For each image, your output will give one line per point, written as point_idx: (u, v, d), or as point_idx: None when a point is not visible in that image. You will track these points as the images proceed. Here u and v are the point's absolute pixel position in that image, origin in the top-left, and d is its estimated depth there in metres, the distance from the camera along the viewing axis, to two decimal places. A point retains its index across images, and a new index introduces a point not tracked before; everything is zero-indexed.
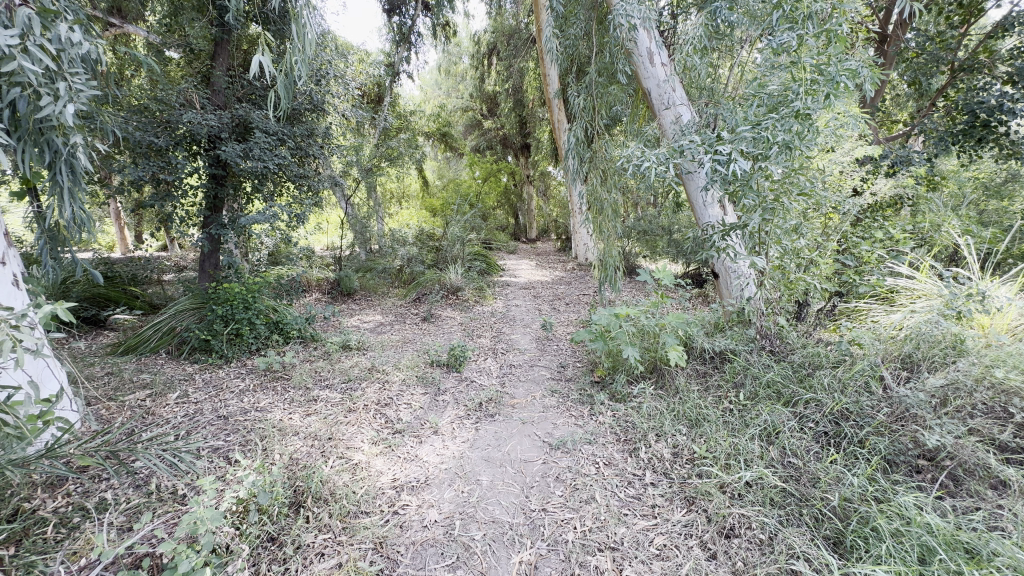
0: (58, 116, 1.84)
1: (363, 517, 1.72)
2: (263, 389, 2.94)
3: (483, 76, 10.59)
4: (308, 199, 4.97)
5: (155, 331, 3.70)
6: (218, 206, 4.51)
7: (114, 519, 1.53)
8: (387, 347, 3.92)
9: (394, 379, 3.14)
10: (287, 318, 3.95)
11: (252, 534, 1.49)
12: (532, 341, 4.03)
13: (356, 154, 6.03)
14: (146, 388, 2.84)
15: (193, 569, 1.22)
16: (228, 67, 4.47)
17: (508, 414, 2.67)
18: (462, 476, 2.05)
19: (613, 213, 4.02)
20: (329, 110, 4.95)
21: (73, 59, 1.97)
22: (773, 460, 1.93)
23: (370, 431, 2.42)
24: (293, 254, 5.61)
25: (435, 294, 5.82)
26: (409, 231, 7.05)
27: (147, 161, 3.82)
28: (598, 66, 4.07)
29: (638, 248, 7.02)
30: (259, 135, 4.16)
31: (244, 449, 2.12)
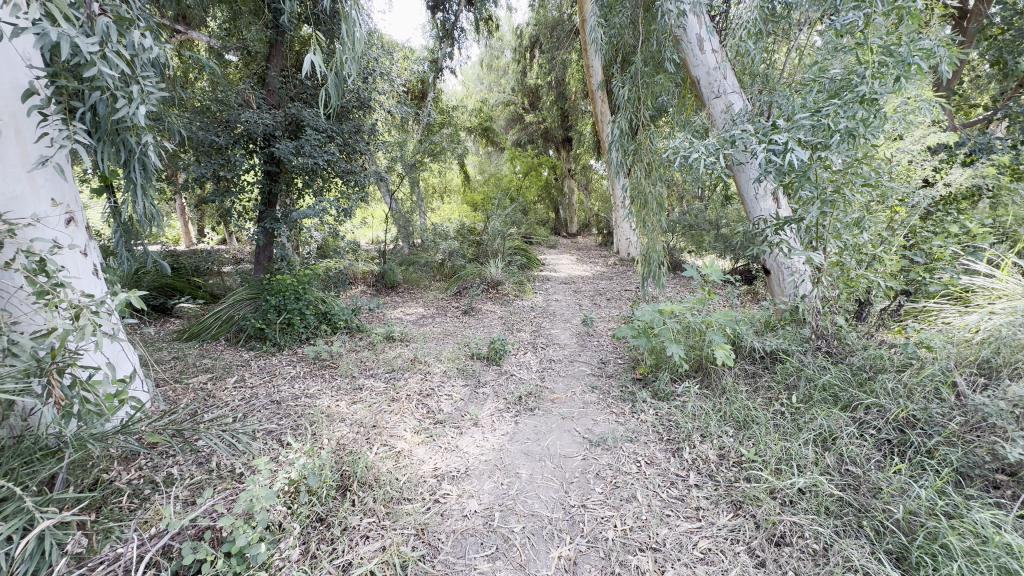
0: (132, 116, 1.98)
1: (405, 503, 1.77)
2: (312, 376, 3.08)
3: (526, 69, 10.56)
4: (355, 194, 5.13)
5: (216, 319, 3.94)
6: (273, 201, 4.74)
7: (179, 493, 1.64)
8: (429, 339, 4.01)
9: (436, 370, 3.20)
10: (335, 310, 4.09)
11: (303, 513, 1.55)
12: (572, 337, 4.00)
13: (401, 150, 6.17)
14: (208, 372, 3.04)
15: (249, 544, 1.29)
16: (282, 68, 4.67)
17: (548, 409, 2.66)
18: (502, 468, 2.07)
19: (658, 206, 3.92)
20: (375, 107, 5.08)
21: (145, 64, 2.11)
22: (829, 467, 1.83)
23: (413, 420, 2.47)
24: (341, 247, 5.81)
25: (476, 288, 5.87)
26: (451, 225, 7.14)
27: (209, 159, 4.08)
28: (644, 55, 3.96)
29: (684, 243, 6.82)
30: (310, 133, 4.33)
31: (295, 433, 2.22)
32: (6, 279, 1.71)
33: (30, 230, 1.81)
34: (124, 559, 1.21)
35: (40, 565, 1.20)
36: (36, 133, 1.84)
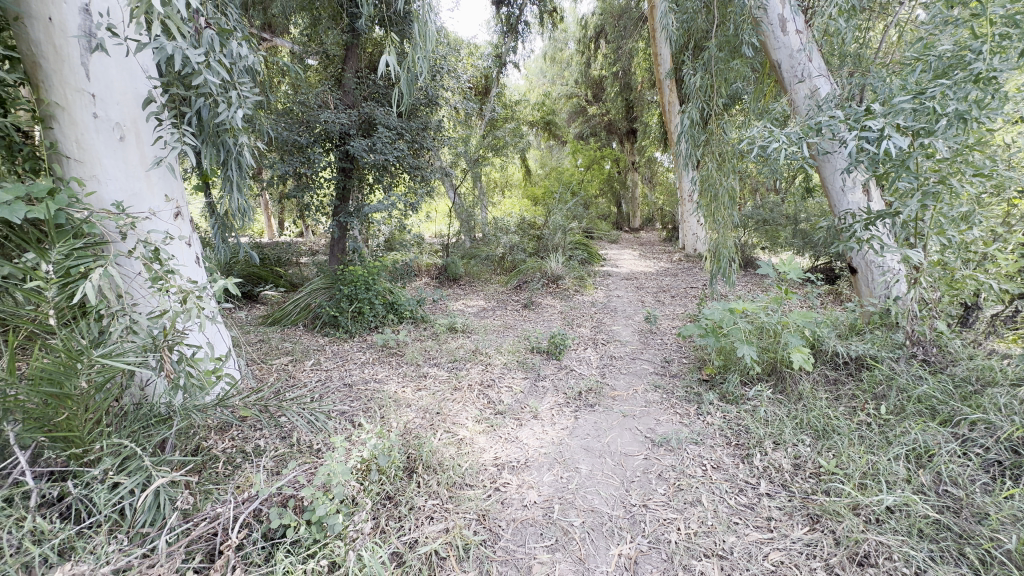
0: (230, 119, 2.18)
1: (467, 489, 1.83)
2: (380, 362, 3.25)
3: (590, 60, 10.39)
4: (422, 189, 5.32)
5: (295, 306, 4.25)
6: (347, 196, 5.02)
7: (266, 464, 1.80)
8: (490, 331, 4.08)
9: (496, 362, 3.26)
10: (401, 300, 4.27)
11: (374, 490, 1.64)
12: (634, 334, 3.91)
13: (465, 146, 6.30)
14: (288, 355, 3.29)
15: (327, 514, 1.39)
16: (357, 69, 4.92)
17: (609, 406, 2.63)
18: (561, 462, 2.07)
19: (730, 200, 3.71)
20: (441, 104, 5.22)
21: (241, 71, 2.31)
22: (923, 486, 1.66)
23: (474, 410, 2.54)
24: (407, 241, 6.05)
25: (536, 282, 5.89)
26: (512, 219, 7.21)
27: (292, 157, 4.39)
28: (719, 40, 3.76)
29: (756, 239, 6.43)
30: (382, 131, 4.54)
31: (366, 415, 2.37)
32: (128, 266, 1.95)
33: (146, 223, 2.05)
34: (223, 517, 1.33)
35: (156, 517, 1.36)
36: (152, 137, 2.07)
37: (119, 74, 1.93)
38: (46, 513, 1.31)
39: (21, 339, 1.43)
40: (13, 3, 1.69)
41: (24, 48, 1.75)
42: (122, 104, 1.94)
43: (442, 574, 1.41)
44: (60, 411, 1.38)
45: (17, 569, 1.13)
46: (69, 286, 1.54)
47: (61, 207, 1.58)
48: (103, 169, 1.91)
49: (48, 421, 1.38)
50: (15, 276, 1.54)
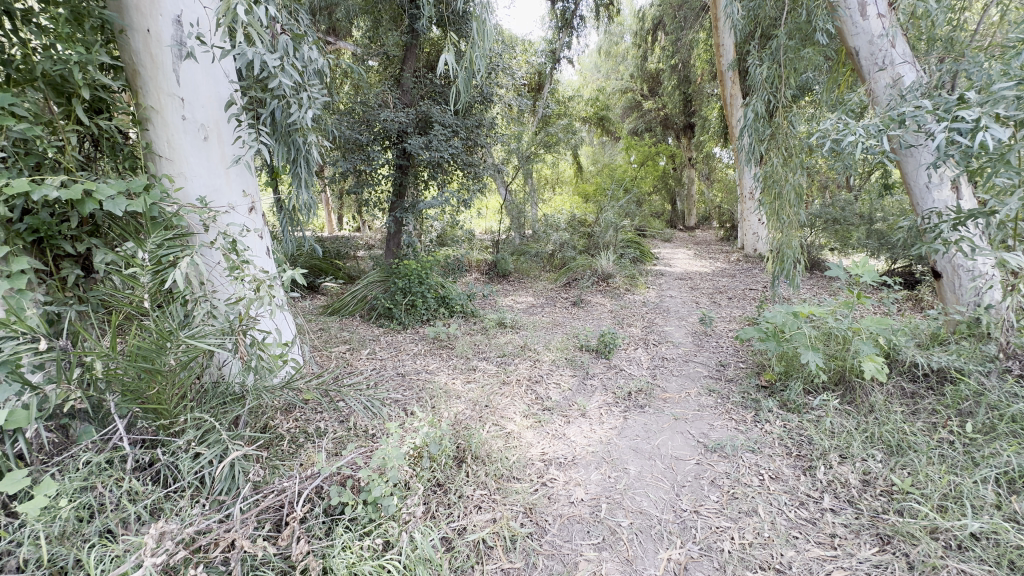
0: (300, 119, 2.31)
1: (515, 481, 1.85)
2: (432, 354, 3.35)
3: (646, 53, 10.13)
4: (475, 185, 5.40)
5: (353, 297, 4.46)
6: (403, 192, 5.18)
7: (326, 445, 1.90)
8: (538, 327, 4.09)
9: (545, 359, 3.27)
10: (452, 295, 4.37)
11: (425, 477, 1.69)
12: (687, 335, 3.78)
13: (517, 142, 6.33)
14: (346, 343, 3.46)
15: (383, 496, 1.45)
16: (415, 69, 5.06)
17: (659, 408, 2.57)
18: (609, 462, 2.05)
19: (797, 197, 3.50)
20: (496, 101, 5.27)
21: (312, 72, 2.44)
22: (1016, 514, 1.51)
23: (522, 404, 2.56)
24: (458, 237, 6.17)
25: (587, 280, 5.84)
26: (562, 216, 7.17)
27: (353, 155, 4.60)
28: (788, 28, 3.56)
29: (825, 239, 6.03)
30: (438, 129, 4.66)
31: (418, 404, 2.45)
32: (210, 256, 2.12)
33: (226, 216, 2.22)
34: (288, 491, 1.42)
35: (231, 487, 1.48)
36: (232, 137, 2.23)
37: (205, 79, 2.09)
38: (139, 476, 1.46)
39: (121, 319, 1.61)
40: (118, 17, 1.88)
41: (125, 58, 1.94)
42: (207, 107, 2.10)
43: (489, 562, 1.45)
44: (151, 385, 1.54)
45: (116, 523, 1.29)
46: (161, 272, 1.70)
47: (155, 201, 1.74)
48: (189, 167, 2.09)
49: (142, 393, 1.54)
50: (116, 263, 1.72)
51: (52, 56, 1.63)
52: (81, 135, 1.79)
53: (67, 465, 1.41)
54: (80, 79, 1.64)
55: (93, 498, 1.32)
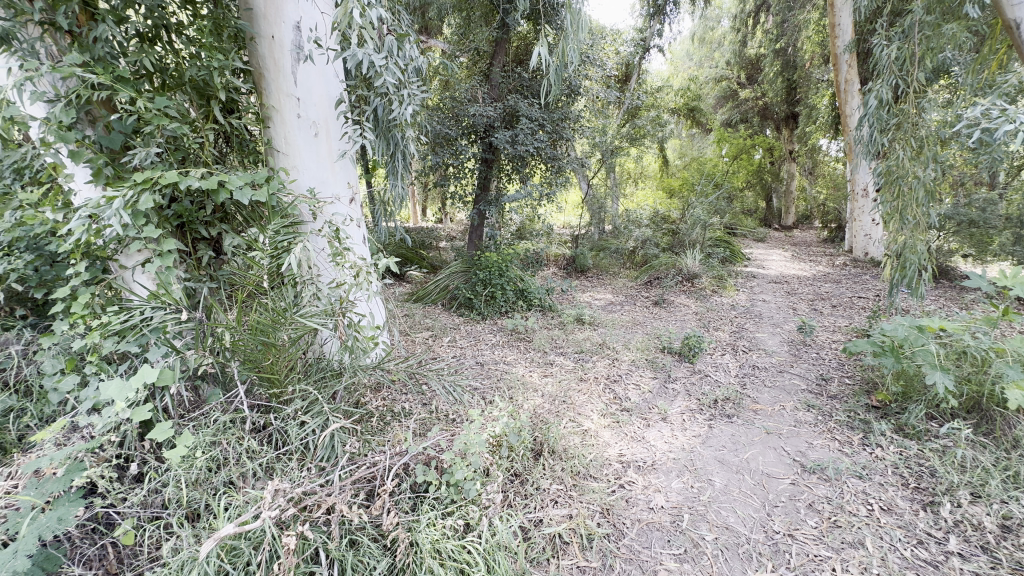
0: (400, 114, 2.44)
1: (591, 480, 1.83)
2: (510, 345, 3.41)
3: (746, 38, 9.41)
4: (558, 179, 5.38)
5: (436, 287, 4.65)
6: (487, 185, 5.29)
7: (413, 425, 2.00)
8: (617, 325, 4.00)
9: (624, 358, 3.18)
10: (531, 288, 4.40)
11: (504, 466, 1.73)
12: (782, 344, 3.49)
13: (602, 136, 6.18)
14: (429, 330, 3.62)
15: (465, 479, 1.50)
16: (504, 64, 5.13)
17: (749, 419, 2.40)
18: (692, 471, 1.96)
19: (927, 195, 3.06)
20: (582, 93, 5.19)
21: (412, 69, 2.56)
22: None
23: (600, 403, 2.52)
24: (538, 230, 6.18)
25: (670, 279, 5.60)
26: (645, 212, 6.91)
27: (443, 149, 4.81)
28: (926, 1, 3.12)
29: (956, 244, 5.26)
30: (524, 123, 4.70)
31: (497, 393, 2.51)
32: (316, 243, 2.31)
33: (331, 206, 2.40)
34: (379, 465, 1.52)
35: (331, 455, 1.62)
36: (339, 132, 2.40)
37: (319, 79, 2.27)
38: (255, 436, 1.64)
39: (245, 296, 1.82)
40: (250, 26, 2.10)
41: (254, 62, 2.16)
42: (319, 105, 2.29)
43: (565, 558, 1.45)
44: (267, 356, 1.72)
45: (237, 476, 1.47)
46: (278, 257, 1.90)
47: (274, 191, 1.93)
48: (302, 161, 2.29)
49: (258, 363, 1.72)
50: (242, 246, 1.95)
51: (198, 64, 1.87)
52: (217, 132, 2.04)
53: (200, 421, 1.61)
54: (217, 83, 1.87)
55: (219, 452, 1.50)
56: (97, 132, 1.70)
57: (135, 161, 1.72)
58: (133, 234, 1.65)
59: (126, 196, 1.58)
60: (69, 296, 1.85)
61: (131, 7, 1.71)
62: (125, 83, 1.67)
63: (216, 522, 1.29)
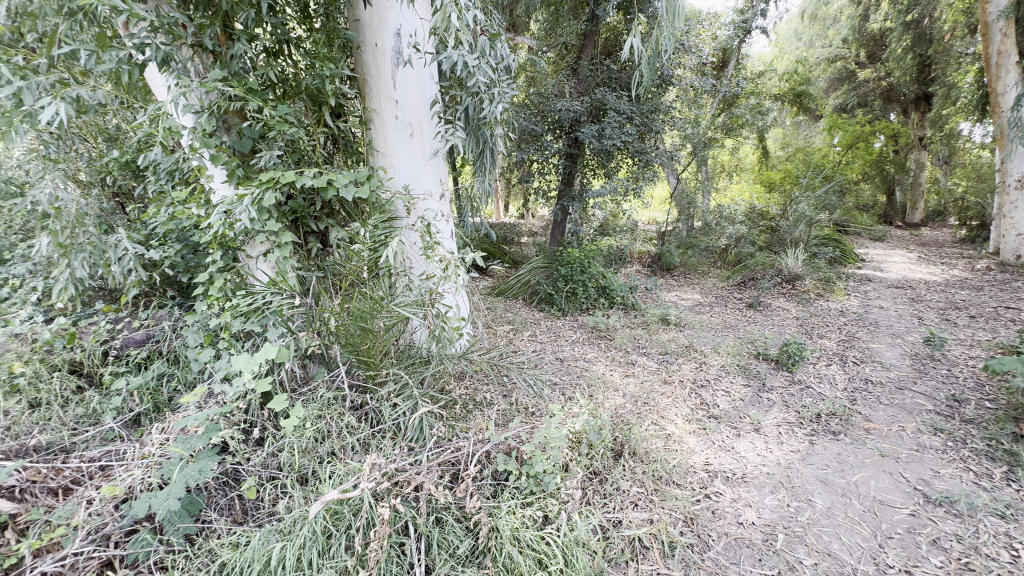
0: (490, 113, 2.51)
1: (675, 487, 1.76)
2: (590, 342, 3.37)
3: (869, 11, 8.36)
4: (646, 173, 5.19)
5: (517, 281, 4.73)
6: (571, 180, 5.25)
7: (494, 416, 2.06)
8: (706, 327, 3.79)
9: (712, 363, 3.01)
10: (614, 286, 4.30)
11: (584, 463, 1.72)
12: (902, 356, 3.09)
13: (695, 127, 5.85)
14: (511, 324, 3.69)
15: (545, 472, 1.52)
16: (592, 56, 5.04)
17: (859, 439, 2.15)
18: (789, 488, 1.81)
19: None
20: (674, 83, 4.96)
21: (502, 67, 2.60)
22: None
23: (685, 408, 2.41)
24: (621, 226, 6.02)
25: (767, 280, 5.17)
26: (740, 208, 6.43)
27: (528, 145, 4.87)
28: None
29: None
30: (612, 116, 4.60)
31: (577, 390, 2.50)
32: (409, 237, 2.45)
33: (423, 202, 2.54)
34: (463, 450, 1.59)
35: (419, 436, 1.73)
36: (433, 132, 2.53)
37: (416, 81, 2.41)
38: (354, 413, 1.79)
39: (347, 285, 1.98)
40: (357, 35, 2.27)
41: (358, 69, 2.34)
42: (415, 106, 2.42)
43: (645, 562, 1.42)
44: (365, 341, 1.86)
45: (339, 448, 1.62)
46: (376, 249, 2.05)
47: (374, 189, 2.08)
48: (398, 160, 2.45)
49: (357, 347, 1.87)
50: (345, 239, 2.13)
51: (313, 73, 2.07)
52: (327, 135, 2.24)
53: (309, 396, 1.80)
54: (328, 89, 2.06)
55: (324, 425, 1.66)
56: (231, 138, 1.94)
57: (261, 163, 1.94)
58: (259, 228, 1.87)
59: (254, 194, 1.79)
60: (208, 281, 2.15)
61: (260, 26, 1.92)
62: (254, 94, 1.88)
63: (322, 487, 1.44)
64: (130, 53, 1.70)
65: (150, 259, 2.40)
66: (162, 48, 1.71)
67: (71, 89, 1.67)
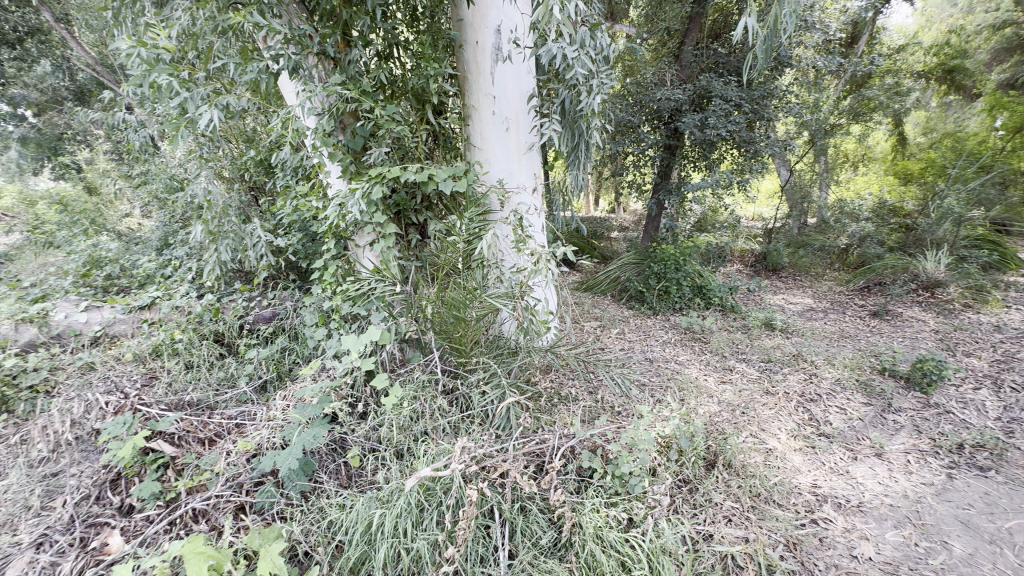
0: (588, 105, 2.48)
1: (775, 506, 1.62)
2: (682, 344, 3.21)
3: None
4: (755, 165, 4.75)
5: (606, 277, 4.64)
6: (668, 173, 4.99)
7: (580, 412, 2.04)
8: (818, 336, 3.42)
9: (824, 376, 2.70)
10: (711, 285, 4.03)
11: (672, 470, 1.65)
12: None
13: (814, 113, 5.26)
14: (598, 320, 3.63)
15: (631, 474, 1.48)
16: (697, 41, 4.73)
17: (1017, 478, 1.81)
18: (918, 526, 1.57)
19: None
20: (792, 65, 4.49)
21: (603, 57, 2.55)
22: None
23: (790, 422, 2.20)
24: (722, 222, 5.61)
25: (898, 286, 4.52)
26: (867, 203, 5.67)
27: (624, 137, 4.77)
28: None
29: None
30: (717, 104, 4.29)
31: (667, 393, 2.40)
32: (502, 230, 2.50)
33: (516, 196, 2.57)
34: (548, 443, 1.60)
35: (506, 425, 1.78)
36: (529, 126, 2.54)
37: (515, 76, 2.42)
38: (445, 397, 1.88)
39: (443, 275, 2.08)
40: (460, 35, 2.36)
41: (461, 68, 2.43)
42: (512, 102, 2.44)
43: None
44: (457, 329, 1.95)
45: (431, 429, 1.71)
46: (470, 242, 2.11)
47: (471, 183, 2.15)
48: (494, 155, 2.50)
49: (450, 334, 1.96)
50: (442, 231, 2.24)
51: (418, 73, 2.19)
52: (428, 131, 2.37)
53: (406, 377, 1.92)
54: (432, 88, 2.16)
55: (419, 406, 1.77)
56: (345, 136, 2.12)
57: (371, 159, 2.10)
58: (367, 219, 2.02)
59: (364, 188, 1.95)
60: (323, 267, 2.39)
61: (374, 32, 2.08)
62: (367, 95, 2.04)
63: (417, 464, 1.54)
64: (267, 63, 1.92)
65: (278, 247, 2.72)
66: (292, 57, 1.91)
67: (222, 97, 1.93)
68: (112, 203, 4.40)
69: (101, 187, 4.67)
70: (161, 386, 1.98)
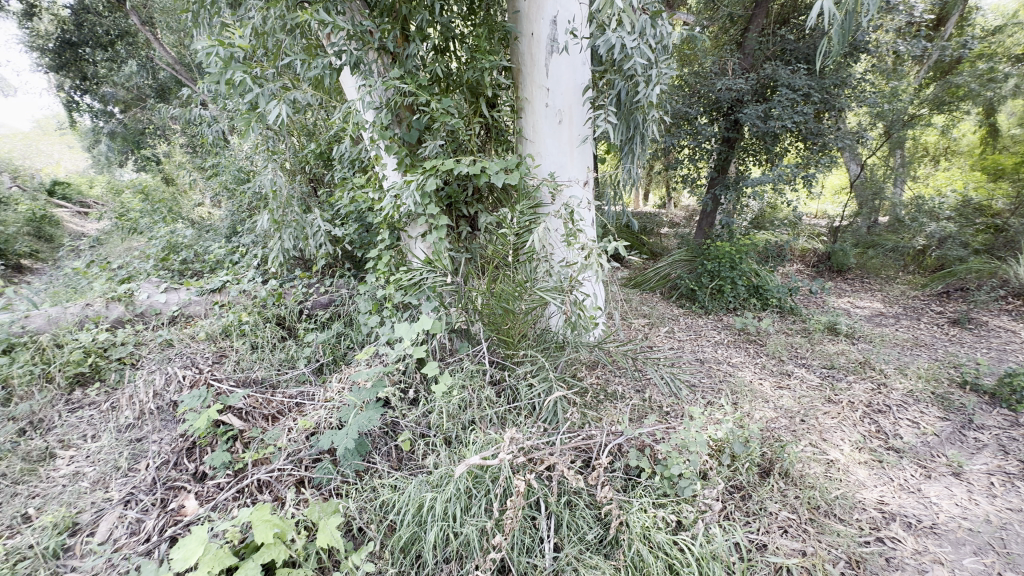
0: (647, 95, 2.41)
1: (836, 521, 1.53)
2: (736, 346, 3.08)
3: None
4: (823, 159, 4.41)
5: (656, 273, 4.52)
6: (725, 167, 4.79)
7: (627, 411, 2.00)
8: (888, 343, 3.18)
9: (895, 386, 2.51)
10: (769, 285, 3.83)
11: (724, 474, 1.59)
12: None
13: (892, 102, 4.86)
14: (647, 318, 3.54)
15: (681, 475, 1.44)
16: (762, 27, 4.49)
17: None
18: (1001, 553, 1.44)
19: None
20: (868, 51, 4.16)
21: (664, 45, 2.49)
22: None
23: (855, 433, 2.07)
24: (782, 219, 5.32)
25: (983, 292, 4.12)
26: (949, 200, 5.20)
27: (680, 129, 4.59)
28: None
29: None
30: (782, 93, 4.06)
31: (719, 396, 2.31)
32: (552, 224, 2.47)
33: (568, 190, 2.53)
34: (596, 440, 1.59)
35: (553, 419, 1.77)
36: (582, 119, 2.49)
37: (570, 67, 2.38)
38: (493, 388, 1.90)
39: (493, 268, 2.10)
40: (515, 27, 2.35)
41: (515, 60, 2.42)
42: (566, 94, 2.40)
43: None
44: (506, 321, 1.96)
45: (479, 419, 1.74)
46: (521, 235, 2.11)
47: (523, 176, 2.15)
48: (546, 148, 2.47)
49: (499, 326, 1.97)
50: (492, 223, 2.25)
51: (474, 66, 2.20)
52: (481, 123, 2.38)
53: (455, 367, 1.96)
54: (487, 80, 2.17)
55: (468, 395, 1.80)
56: (402, 130, 2.18)
57: (426, 152, 2.14)
58: (420, 211, 2.07)
59: (419, 180, 1.99)
60: (378, 256, 2.47)
61: (432, 25, 2.12)
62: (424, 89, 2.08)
63: (465, 451, 1.57)
64: (331, 60, 1.99)
65: (335, 236, 2.84)
66: (354, 52, 1.98)
67: (289, 93, 2.03)
68: (189, 193, 4.75)
69: (178, 178, 5.05)
70: (230, 364, 2.13)
